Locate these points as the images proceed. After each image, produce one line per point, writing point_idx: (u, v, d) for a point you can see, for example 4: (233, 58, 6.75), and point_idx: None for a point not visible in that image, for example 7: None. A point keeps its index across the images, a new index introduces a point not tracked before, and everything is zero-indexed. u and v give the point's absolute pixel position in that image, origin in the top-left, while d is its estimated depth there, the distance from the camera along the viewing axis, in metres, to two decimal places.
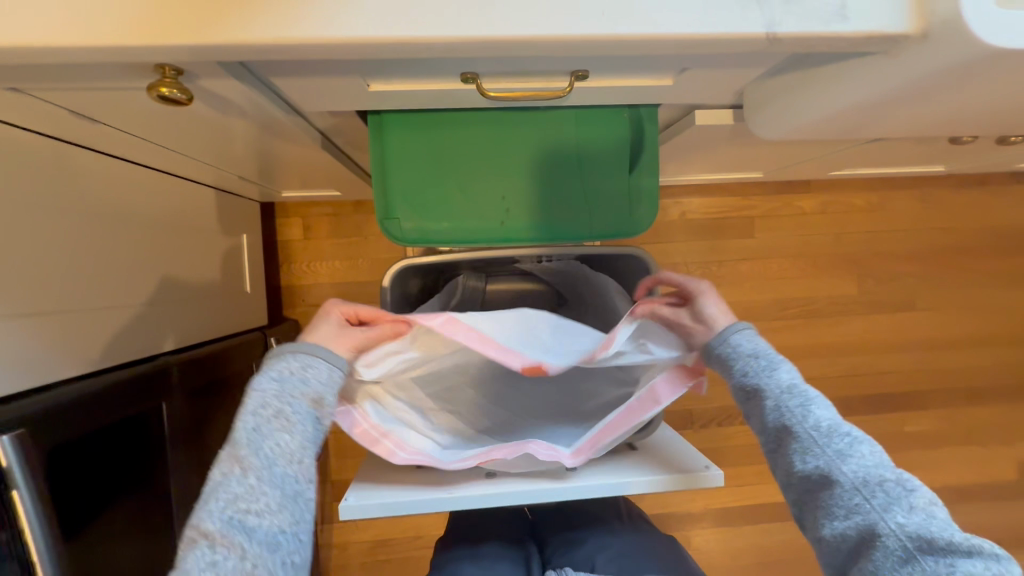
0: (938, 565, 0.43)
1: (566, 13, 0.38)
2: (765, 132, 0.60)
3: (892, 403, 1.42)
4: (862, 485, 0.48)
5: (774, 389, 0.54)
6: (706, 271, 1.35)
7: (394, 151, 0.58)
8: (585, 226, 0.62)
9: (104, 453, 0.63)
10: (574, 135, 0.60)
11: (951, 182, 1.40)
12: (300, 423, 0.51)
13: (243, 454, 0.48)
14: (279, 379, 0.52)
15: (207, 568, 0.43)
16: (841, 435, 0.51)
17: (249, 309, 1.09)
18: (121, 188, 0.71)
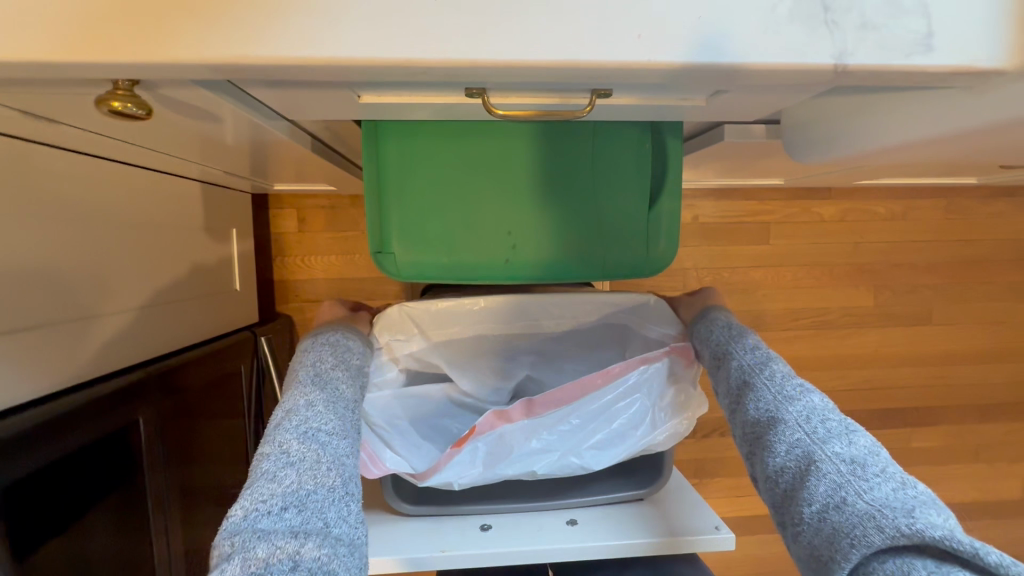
0: (872, 486, 0.43)
1: (597, 34, 0.32)
2: (804, 155, 0.54)
3: (901, 418, 1.39)
4: (805, 423, 0.49)
5: (737, 348, 0.56)
6: (716, 277, 1.30)
7: (392, 171, 0.52)
8: (598, 267, 0.56)
9: (69, 480, 0.58)
10: (590, 169, 0.54)
11: (979, 192, 1.34)
12: (353, 380, 0.55)
13: (306, 389, 0.51)
14: (330, 342, 0.56)
15: (286, 467, 0.44)
16: (793, 384, 0.52)
17: (241, 308, 1.04)
18: (100, 189, 0.66)
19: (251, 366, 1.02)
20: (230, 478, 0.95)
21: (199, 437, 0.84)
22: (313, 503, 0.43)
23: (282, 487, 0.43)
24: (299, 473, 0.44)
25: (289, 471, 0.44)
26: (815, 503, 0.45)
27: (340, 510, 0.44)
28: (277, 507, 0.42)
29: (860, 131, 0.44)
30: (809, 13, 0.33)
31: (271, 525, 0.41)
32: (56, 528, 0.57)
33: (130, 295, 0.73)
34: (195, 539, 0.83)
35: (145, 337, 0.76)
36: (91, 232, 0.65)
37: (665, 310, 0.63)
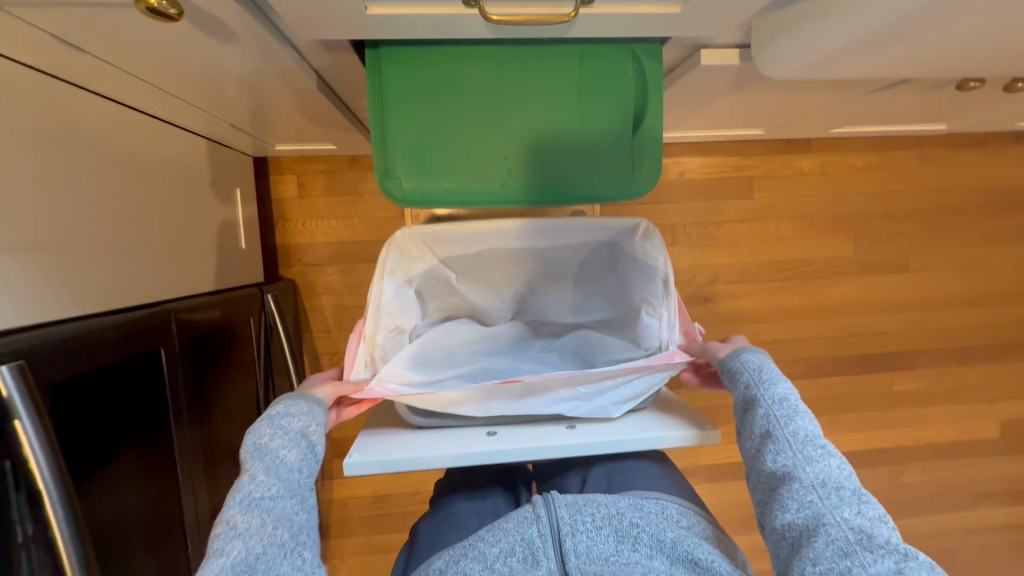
0: (874, 557, 0.46)
1: None
2: (775, 68, 0.59)
3: (884, 363, 1.45)
4: (820, 486, 0.51)
5: (764, 399, 0.58)
6: (703, 231, 1.35)
7: (393, 98, 0.56)
8: (589, 186, 0.60)
9: (110, 399, 0.62)
10: (578, 96, 0.58)
11: (950, 142, 1.40)
12: (295, 438, 0.54)
13: (248, 462, 0.52)
14: (268, 415, 0.56)
15: (233, 539, 0.47)
16: (814, 445, 0.54)
17: (246, 266, 1.08)
18: (115, 131, 0.69)
19: (260, 320, 1.06)
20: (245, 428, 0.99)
21: (216, 385, 0.88)
22: (262, 565, 0.46)
23: (230, 559, 0.45)
24: (246, 542, 0.46)
25: (236, 542, 0.46)
26: (819, 562, 0.47)
27: (291, 561, 0.48)
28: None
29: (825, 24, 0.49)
30: None
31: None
32: (100, 444, 0.60)
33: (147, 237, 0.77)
34: (215, 487, 0.86)
35: (163, 279, 0.80)
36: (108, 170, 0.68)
37: (654, 234, 0.64)
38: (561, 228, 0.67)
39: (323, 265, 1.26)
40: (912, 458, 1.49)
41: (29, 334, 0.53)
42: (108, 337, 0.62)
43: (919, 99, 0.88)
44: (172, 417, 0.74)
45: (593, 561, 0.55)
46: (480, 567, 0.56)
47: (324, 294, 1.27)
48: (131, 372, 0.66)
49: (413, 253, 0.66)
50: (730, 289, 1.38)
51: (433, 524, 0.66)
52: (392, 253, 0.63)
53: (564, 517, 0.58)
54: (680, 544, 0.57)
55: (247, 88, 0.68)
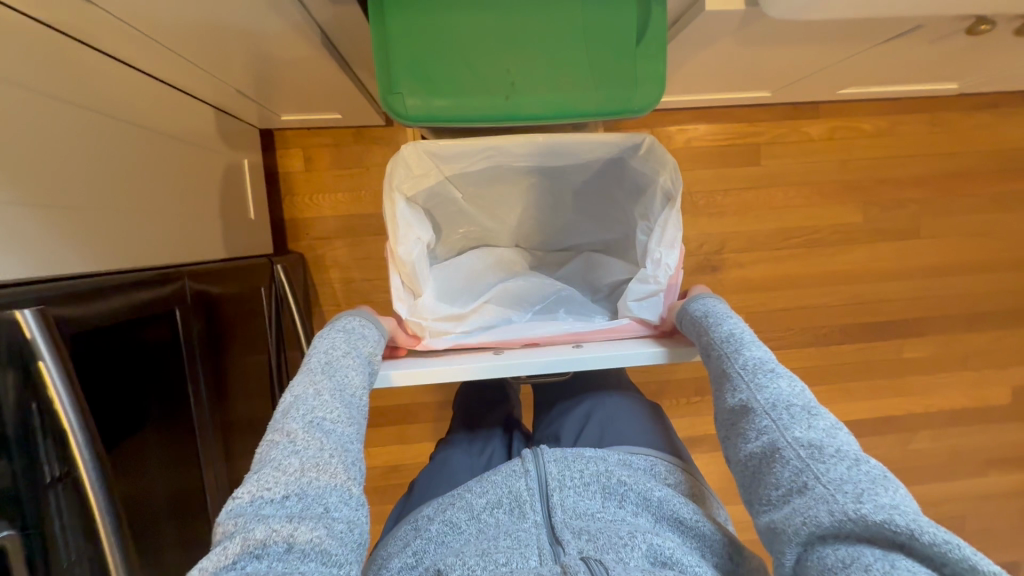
0: (827, 469, 0.46)
1: None
2: (778, 4, 0.58)
3: (894, 330, 1.44)
4: (772, 409, 0.52)
5: (714, 339, 0.59)
6: (710, 200, 1.34)
7: (395, 24, 0.56)
8: (590, 103, 0.60)
9: (127, 359, 0.63)
10: (581, 27, 0.58)
11: (963, 104, 1.37)
12: (361, 366, 0.57)
13: (316, 377, 0.54)
14: (344, 330, 0.60)
15: (291, 455, 0.47)
16: (765, 370, 0.54)
17: (256, 238, 1.09)
18: (120, 94, 0.70)
19: (270, 291, 1.07)
20: (259, 397, 1.00)
21: (232, 364, 0.90)
22: (314, 491, 0.46)
23: (286, 475, 0.46)
24: (302, 461, 0.47)
25: (294, 459, 0.47)
26: (780, 486, 0.48)
27: (339, 495, 0.47)
28: (279, 495, 0.45)
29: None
30: None
31: (272, 515, 0.44)
32: (120, 403, 0.62)
33: (154, 201, 0.77)
34: (231, 457, 0.88)
35: (173, 242, 0.81)
36: (114, 132, 0.69)
37: (661, 151, 0.61)
38: (564, 151, 0.64)
39: (331, 239, 1.27)
40: (921, 426, 1.49)
41: (46, 284, 0.55)
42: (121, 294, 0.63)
43: (929, 51, 0.87)
44: (192, 397, 0.76)
45: (579, 517, 0.50)
46: (464, 519, 0.51)
47: (332, 268, 1.28)
48: (150, 340, 0.68)
49: (418, 173, 0.63)
50: (737, 258, 1.37)
51: (426, 476, 0.65)
52: (399, 171, 0.60)
53: (553, 472, 0.53)
54: (666, 503, 0.52)
55: (250, 48, 0.69)
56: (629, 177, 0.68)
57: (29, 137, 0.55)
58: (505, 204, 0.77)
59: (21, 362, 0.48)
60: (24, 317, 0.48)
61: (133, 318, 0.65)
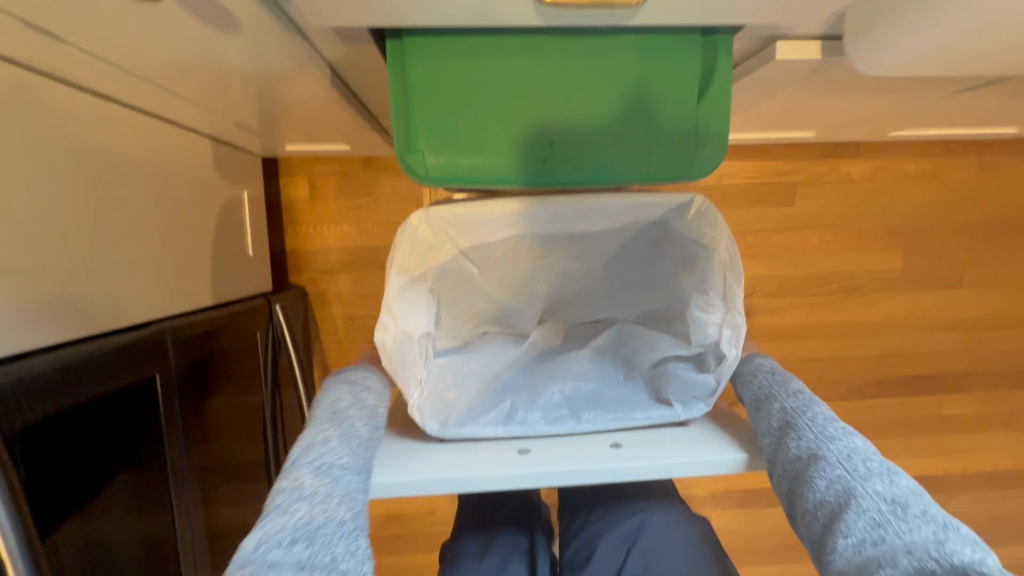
0: (912, 526, 0.40)
1: None
2: (868, 59, 0.49)
3: (933, 384, 1.34)
4: (847, 459, 0.45)
5: (778, 389, 0.53)
6: (741, 240, 1.25)
7: (419, 77, 0.48)
8: (644, 167, 0.51)
9: (80, 438, 0.55)
10: (634, 83, 0.50)
11: (1013, 148, 1.28)
12: (370, 415, 0.53)
13: (322, 426, 0.49)
14: (349, 385, 0.55)
15: (298, 500, 0.42)
16: (835, 423, 0.48)
17: (253, 275, 1.01)
18: (100, 132, 0.61)
19: (266, 334, 0.99)
20: (249, 455, 0.90)
21: (217, 422, 0.80)
22: (323, 536, 0.40)
23: (293, 520, 0.41)
24: (311, 505, 0.42)
25: (302, 504, 0.42)
26: (850, 534, 0.41)
27: (348, 543, 0.41)
28: (286, 539, 0.39)
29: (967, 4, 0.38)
30: None
31: (281, 563, 0.38)
32: (72, 488, 0.53)
33: (137, 249, 0.69)
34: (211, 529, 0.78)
35: (156, 294, 0.72)
36: (91, 175, 0.60)
37: (714, 213, 0.53)
38: (601, 211, 0.55)
39: (335, 273, 1.19)
40: (961, 489, 1.38)
41: None
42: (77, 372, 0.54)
43: (1007, 103, 0.78)
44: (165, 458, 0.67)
45: None
46: None
47: (335, 303, 1.20)
48: (111, 412, 0.59)
49: (427, 246, 0.55)
50: (768, 303, 1.28)
51: None
52: (404, 244, 0.53)
53: None
54: None
55: (248, 83, 0.60)
56: (673, 241, 0.59)
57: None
58: (529, 280, 0.66)
59: None
60: None
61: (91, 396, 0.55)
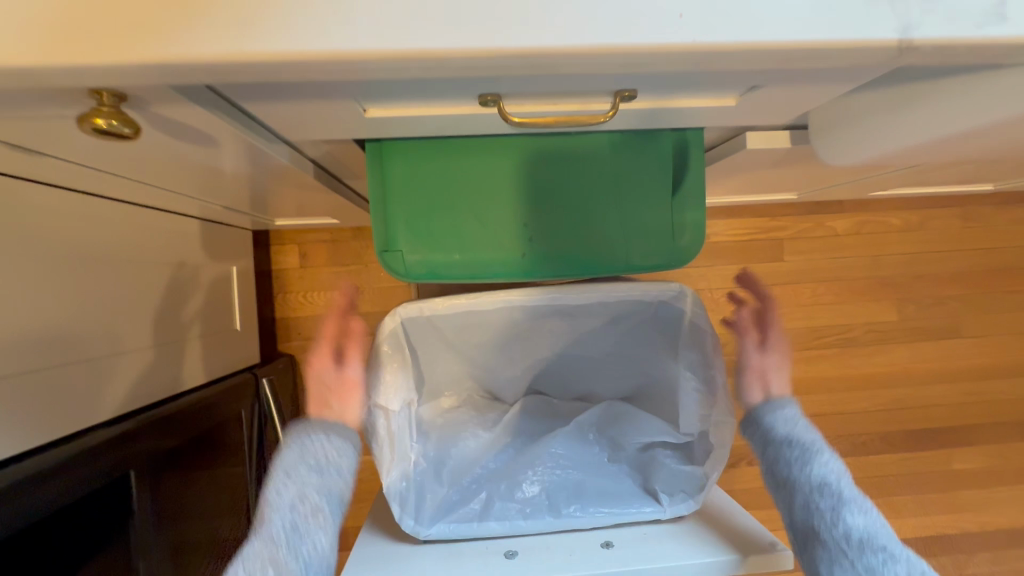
0: None
1: (641, 13, 0.29)
2: (836, 156, 0.51)
3: (939, 438, 1.31)
4: (850, 541, 0.49)
5: (784, 443, 0.56)
6: (732, 296, 1.25)
7: (396, 183, 0.49)
8: (621, 260, 0.52)
9: (43, 551, 0.50)
10: (610, 181, 0.51)
11: (997, 199, 1.30)
12: (347, 465, 0.51)
13: (296, 485, 0.48)
14: (327, 420, 0.52)
15: None
16: (841, 491, 0.52)
17: (240, 349, 1.00)
18: (87, 228, 0.62)
19: (252, 410, 0.96)
20: (233, 542, 0.86)
21: (197, 511, 0.76)
22: None
23: None
24: None
25: None
26: None
27: None
28: None
29: (927, 117, 0.40)
30: None
31: None
32: None
33: (120, 339, 0.68)
34: None
35: (137, 383, 0.71)
36: (78, 270, 0.60)
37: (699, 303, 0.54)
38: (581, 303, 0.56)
39: None
40: (980, 548, 1.32)
41: None
42: (40, 480, 0.51)
43: (984, 171, 0.78)
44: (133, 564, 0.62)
45: None
46: None
47: None
48: (80, 518, 0.55)
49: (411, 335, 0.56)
50: None
51: None
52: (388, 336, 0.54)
53: None
54: None
55: (233, 178, 0.61)
56: (654, 322, 0.60)
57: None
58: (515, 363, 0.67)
59: None
60: None
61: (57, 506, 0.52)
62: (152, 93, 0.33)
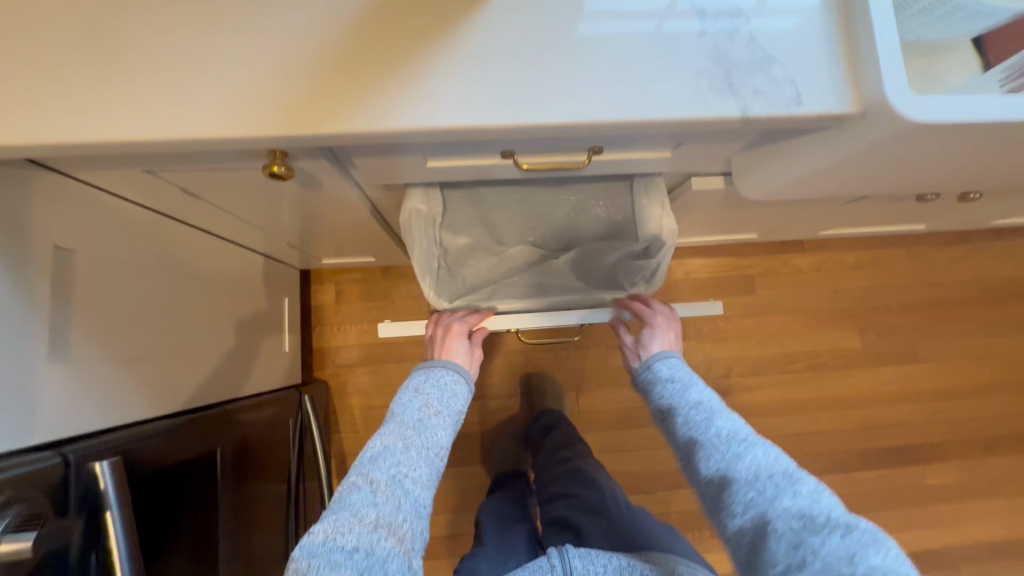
0: (823, 542, 0.46)
1: (603, 98, 0.45)
2: (752, 190, 0.67)
3: (910, 455, 1.43)
4: (755, 480, 0.53)
5: (683, 405, 0.65)
6: (712, 326, 1.42)
7: None
8: None
9: (166, 492, 0.61)
10: None
11: (936, 239, 1.50)
12: (447, 424, 0.67)
13: (406, 433, 0.62)
14: (438, 386, 0.71)
15: (370, 505, 0.53)
16: (739, 441, 0.57)
17: (286, 370, 1.15)
18: (200, 255, 0.79)
19: (297, 420, 1.10)
20: (283, 534, 0.96)
21: (262, 494, 0.87)
22: (379, 552, 0.49)
23: (360, 525, 0.51)
24: (378, 511, 0.52)
25: (372, 510, 0.53)
26: (774, 563, 0.47)
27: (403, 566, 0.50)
28: (346, 550, 0.49)
29: (811, 156, 0.54)
30: (719, 85, 0.46)
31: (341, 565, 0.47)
32: (155, 542, 0.58)
33: (213, 343, 0.84)
34: None
35: (223, 385, 0.86)
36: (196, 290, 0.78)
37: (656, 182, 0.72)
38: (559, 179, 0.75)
39: (354, 366, 1.34)
40: (960, 562, 1.40)
41: (109, 435, 0.57)
42: (165, 438, 0.62)
43: (892, 211, 0.98)
44: (224, 526, 0.71)
45: None
46: None
47: (355, 395, 1.34)
48: (194, 477, 0.66)
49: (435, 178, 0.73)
50: (745, 382, 1.42)
51: None
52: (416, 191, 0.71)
53: (578, 565, 0.63)
54: None
55: (309, 216, 0.80)
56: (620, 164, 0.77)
57: (118, 302, 0.61)
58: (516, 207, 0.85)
59: (88, 511, 0.49)
60: (102, 469, 0.49)
61: (177, 461, 0.63)
62: (302, 150, 0.51)
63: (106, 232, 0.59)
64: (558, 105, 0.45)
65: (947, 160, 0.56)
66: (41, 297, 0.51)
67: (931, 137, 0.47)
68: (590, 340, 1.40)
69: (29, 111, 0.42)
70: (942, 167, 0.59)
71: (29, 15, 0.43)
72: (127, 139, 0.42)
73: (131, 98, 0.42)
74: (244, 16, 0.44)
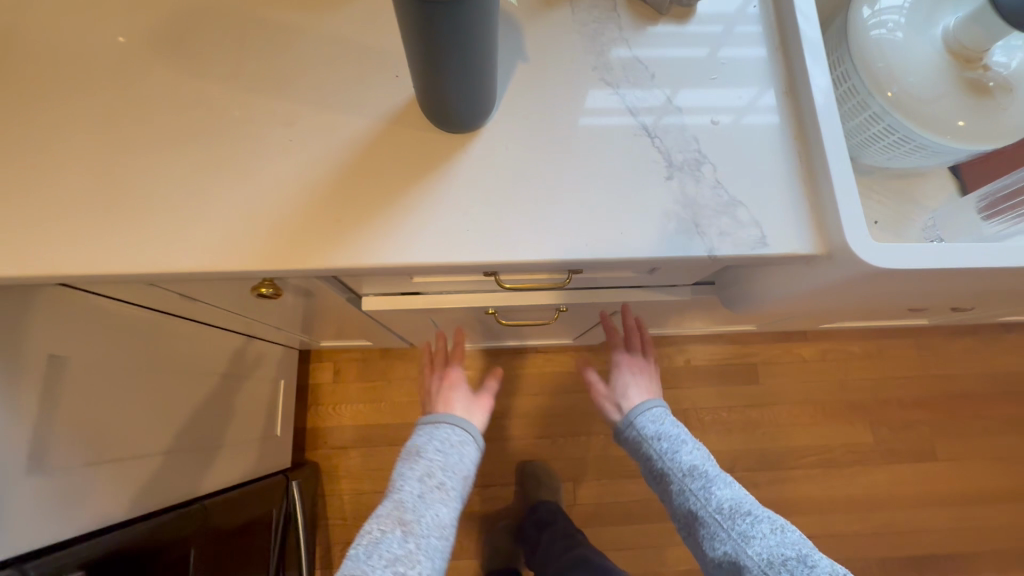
0: None
1: (576, 237, 0.47)
2: (737, 306, 0.69)
3: (934, 565, 1.33)
4: (768, 568, 0.57)
5: (675, 472, 0.69)
6: (716, 416, 1.39)
7: None
8: None
9: None
10: None
11: (945, 332, 1.47)
12: (452, 499, 0.66)
13: (406, 519, 0.62)
14: (444, 450, 0.69)
15: None
16: (741, 516, 0.62)
17: (278, 453, 1.14)
18: (204, 350, 0.80)
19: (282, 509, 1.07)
20: None
21: None
22: None
23: None
24: None
25: None
26: None
27: None
28: None
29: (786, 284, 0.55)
30: (686, 227, 0.48)
31: None
32: None
33: (204, 434, 0.84)
34: None
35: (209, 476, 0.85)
36: (195, 384, 0.80)
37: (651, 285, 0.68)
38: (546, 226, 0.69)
39: (348, 448, 1.32)
40: None
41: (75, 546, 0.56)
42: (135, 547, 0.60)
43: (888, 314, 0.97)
44: None
45: None
46: None
47: (346, 479, 1.31)
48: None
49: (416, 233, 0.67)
50: (752, 478, 1.36)
51: None
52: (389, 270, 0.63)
53: None
54: None
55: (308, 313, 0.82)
56: None
57: (105, 405, 0.62)
58: None
59: None
60: None
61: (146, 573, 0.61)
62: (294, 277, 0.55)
63: (105, 337, 0.61)
64: (531, 242, 0.47)
65: (926, 290, 0.57)
66: (24, 409, 0.52)
67: (897, 275, 0.48)
68: (589, 427, 1.36)
69: (45, 245, 0.46)
70: (925, 294, 0.60)
71: (60, 162, 0.49)
72: (129, 271, 0.46)
73: (138, 234, 0.47)
74: (250, 164, 0.49)
